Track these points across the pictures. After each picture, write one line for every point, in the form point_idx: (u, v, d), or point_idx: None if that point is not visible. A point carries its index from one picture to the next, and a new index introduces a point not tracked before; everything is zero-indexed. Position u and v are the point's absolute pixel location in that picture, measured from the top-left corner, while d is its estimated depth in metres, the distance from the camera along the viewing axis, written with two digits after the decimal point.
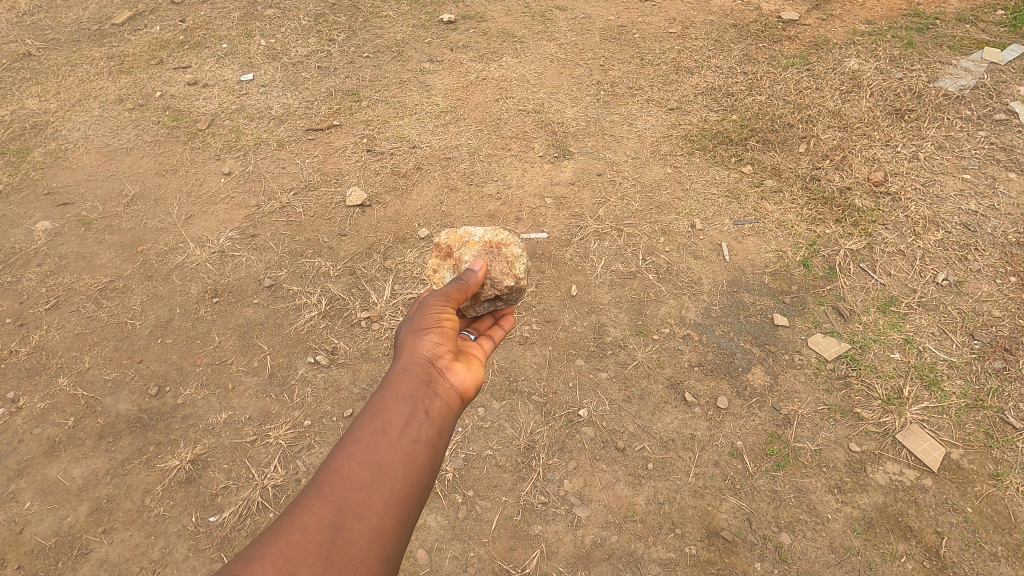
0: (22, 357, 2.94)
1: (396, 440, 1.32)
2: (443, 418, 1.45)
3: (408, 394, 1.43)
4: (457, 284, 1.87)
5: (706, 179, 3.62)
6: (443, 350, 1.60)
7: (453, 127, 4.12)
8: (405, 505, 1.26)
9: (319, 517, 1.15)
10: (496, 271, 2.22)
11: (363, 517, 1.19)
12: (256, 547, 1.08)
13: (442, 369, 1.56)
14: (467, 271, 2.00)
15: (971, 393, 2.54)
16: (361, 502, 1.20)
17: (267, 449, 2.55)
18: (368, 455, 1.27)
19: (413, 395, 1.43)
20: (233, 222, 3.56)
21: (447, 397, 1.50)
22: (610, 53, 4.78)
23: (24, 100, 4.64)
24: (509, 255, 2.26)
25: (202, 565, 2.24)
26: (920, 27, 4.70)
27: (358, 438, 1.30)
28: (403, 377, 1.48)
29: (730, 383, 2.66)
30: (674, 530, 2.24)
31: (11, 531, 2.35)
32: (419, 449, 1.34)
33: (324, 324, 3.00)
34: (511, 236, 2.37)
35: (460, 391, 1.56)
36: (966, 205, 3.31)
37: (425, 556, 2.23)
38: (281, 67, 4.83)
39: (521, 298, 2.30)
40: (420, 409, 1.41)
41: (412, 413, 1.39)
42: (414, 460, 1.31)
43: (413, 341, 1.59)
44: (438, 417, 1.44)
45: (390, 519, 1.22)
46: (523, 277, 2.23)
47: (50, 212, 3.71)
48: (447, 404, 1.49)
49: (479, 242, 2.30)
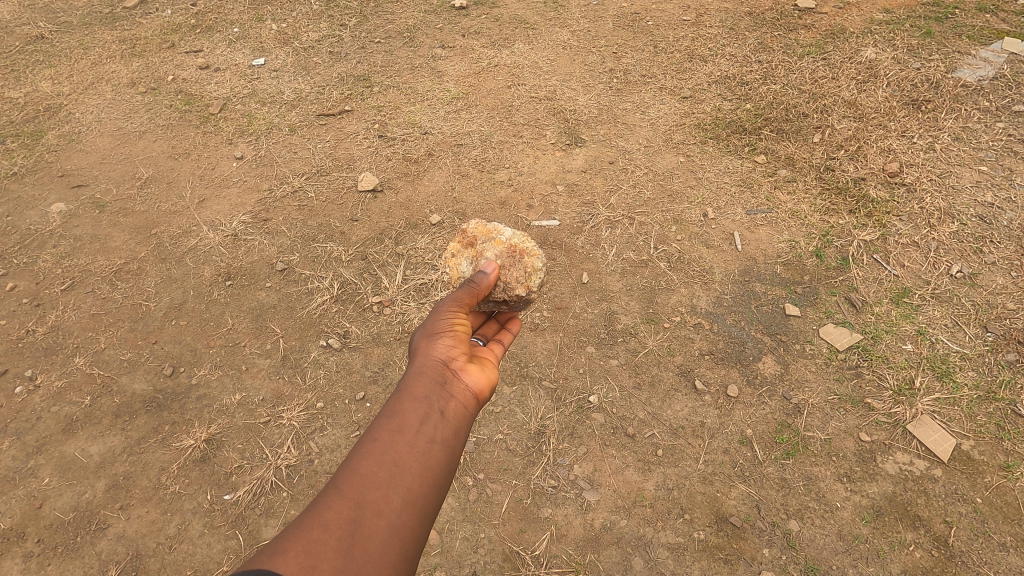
0: (39, 337, 2.97)
1: (412, 440, 1.34)
2: (459, 419, 1.48)
3: (424, 396, 1.46)
4: (468, 287, 1.89)
5: (718, 169, 3.60)
6: (457, 352, 1.63)
7: (465, 114, 4.11)
8: (422, 502, 1.28)
9: (339, 514, 1.17)
10: (511, 277, 2.21)
11: (381, 514, 1.20)
12: (278, 541, 1.09)
13: (457, 371, 1.59)
14: (481, 272, 2.01)
15: (984, 385, 2.53)
16: (378, 499, 1.22)
17: (281, 430, 2.58)
18: (385, 454, 1.30)
19: (428, 396, 1.47)
20: (245, 206, 3.58)
21: (462, 398, 1.53)
22: (624, 41, 4.74)
23: (37, 83, 4.66)
24: (528, 266, 2.25)
25: (218, 542, 2.27)
26: (940, 16, 4.63)
27: (375, 438, 1.32)
28: (418, 379, 1.51)
29: (741, 372, 2.66)
30: (683, 515, 2.26)
31: (32, 506, 2.39)
32: (435, 449, 1.37)
33: (336, 308, 3.03)
34: (536, 247, 2.38)
35: (475, 392, 1.59)
36: (982, 197, 3.29)
37: (437, 537, 2.25)
38: (292, 52, 4.83)
39: (525, 308, 2.30)
40: (436, 410, 1.44)
41: (428, 413, 1.42)
42: (432, 458, 1.34)
43: (426, 344, 1.63)
44: (453, 417, 1.47)
45: (408, 515, 1.24)
46: (535, 289, 2.25)
47: (64, 194, 3.74)
48: (462, 404, 1.52)
49: (504, 242, 2.30)
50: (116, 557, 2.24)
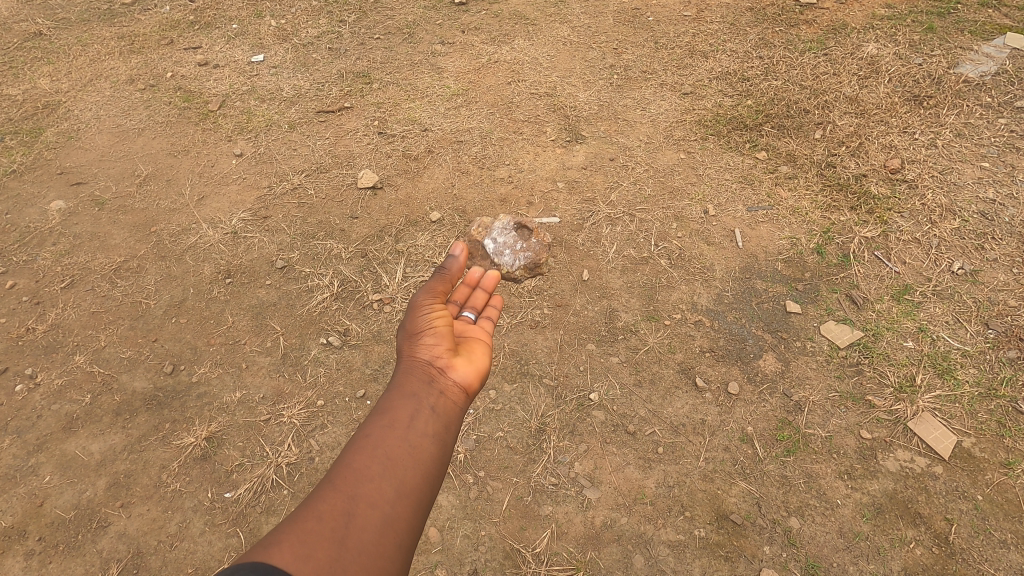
0: (39, 335, 2.97)
1: (402, 434, 1.36)
2: (450, 413, 1.50)
3: (413, 393, 1.49)
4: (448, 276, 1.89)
5: (719, 165, 3.59)
6: (444, 348, 1.65)
7: (465, 110, 4.10)
8: (416, 493, 1.28)
9: (332, 507, 1.17)
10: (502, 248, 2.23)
11: (375, 505, 1.21)
12: (271, 535, 1.09)
13: (445, 366, 1.61)
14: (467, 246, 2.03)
15: (985, 382, 2.53)
16: (372, 492, 1.23)
17: (282, 428, 2.58)
18: (377, 449, 1.31)
19: (418, 393, 1.49)
20: (245, 204, 3.57)
21: (452, 393, 1.55)
22: (624, 37, 4.72)
23: (35, 79, 4.64)
24: None
25: (219, 540, 2.28)
26: (942, 11, 4.61)
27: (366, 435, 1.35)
28: (407, 378, 1.54)
29: (741, 369, 2.66)
30: (684, 513, 2.26)
31: (33, 504, 2.39)
32: (428, 441, 1.38)
33: (336, 306, 3.02)
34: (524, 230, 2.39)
35: (465, 386, 1.60)
36: (984, 193, 3.27)
37: (437, 534, 2.26)
38: (292, 49, 4.81)
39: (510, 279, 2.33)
40: (425, 405, 1.46)
41: (417, 409, 1.44)
42: (423, 450, 1.36)
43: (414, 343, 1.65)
44: (444, 412, 1.49)
45: (403, 506, 1.24)
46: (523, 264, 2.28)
47: (63, 191, 3.73)
48: (452, 399, 1.54)
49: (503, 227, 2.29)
50: (118, 555, 2.25)
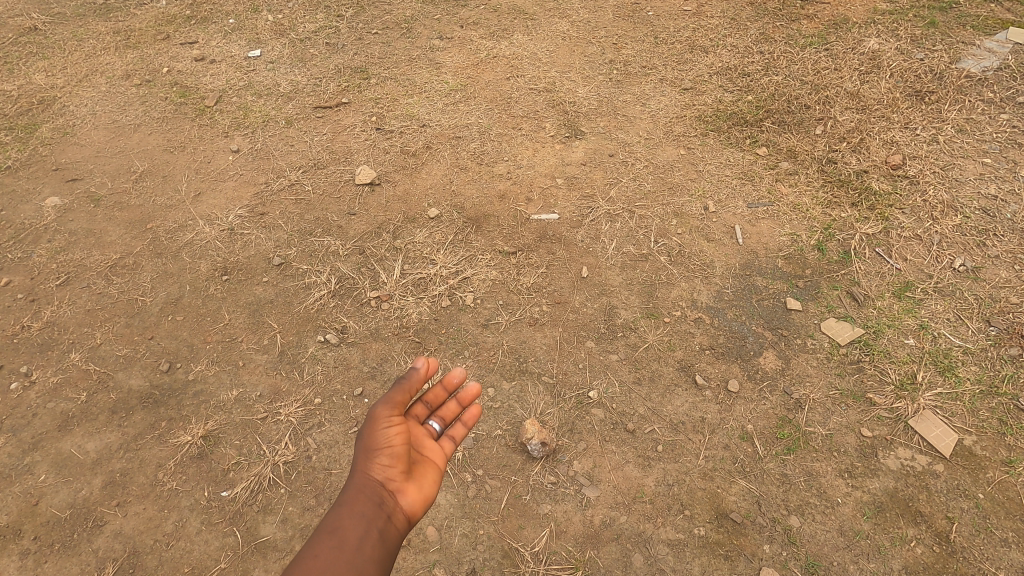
0: (34, 332, 2.95)
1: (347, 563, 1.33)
2: (393, 545, 1.46)
3: (361, 518, 1.45)
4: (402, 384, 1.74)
5: (720, 161, 3.57)
6: (394, 472, 1.59)
7: (463, 106, 4.07)
8: None
9: None
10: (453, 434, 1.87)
11: None
12: None
13: (394, 492, 1.56)
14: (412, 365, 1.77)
15: (986, 379, 2.51)
16: None
17: (279, 426, 2.57)
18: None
19: (365, 519, 1.45)
20: (242, 200, 3.54)
21: (397, 523, 1.51)
22: (624, 32, 4.69)
23: (30, 75, 4.60)
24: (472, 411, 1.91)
25: (216, 539, 2.26)
26: (943, 6, 4.58)
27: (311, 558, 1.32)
28: (357, 498, 1.50)
29: (741, 367, 2.64)
30: (683, 511, 2.24)
31: (28, 503, 2.38)
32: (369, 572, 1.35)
33: (334, 303, 3.00)
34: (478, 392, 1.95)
35: (411, 515, 1.55)
36: (985, 190, 3.25)
37: (435, 533, 2.24)
38: (289, 43, 4.77)
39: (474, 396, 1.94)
40: (372, 534, 1.43)
41: (364, 538, 1.41)
42: None
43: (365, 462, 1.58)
44: (389, 542, 1.46)
45: None
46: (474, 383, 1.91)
47: (59, 188, 3.70)
48: (397, 530, 1.50)
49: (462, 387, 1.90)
50: (114, 554, 2.23)
